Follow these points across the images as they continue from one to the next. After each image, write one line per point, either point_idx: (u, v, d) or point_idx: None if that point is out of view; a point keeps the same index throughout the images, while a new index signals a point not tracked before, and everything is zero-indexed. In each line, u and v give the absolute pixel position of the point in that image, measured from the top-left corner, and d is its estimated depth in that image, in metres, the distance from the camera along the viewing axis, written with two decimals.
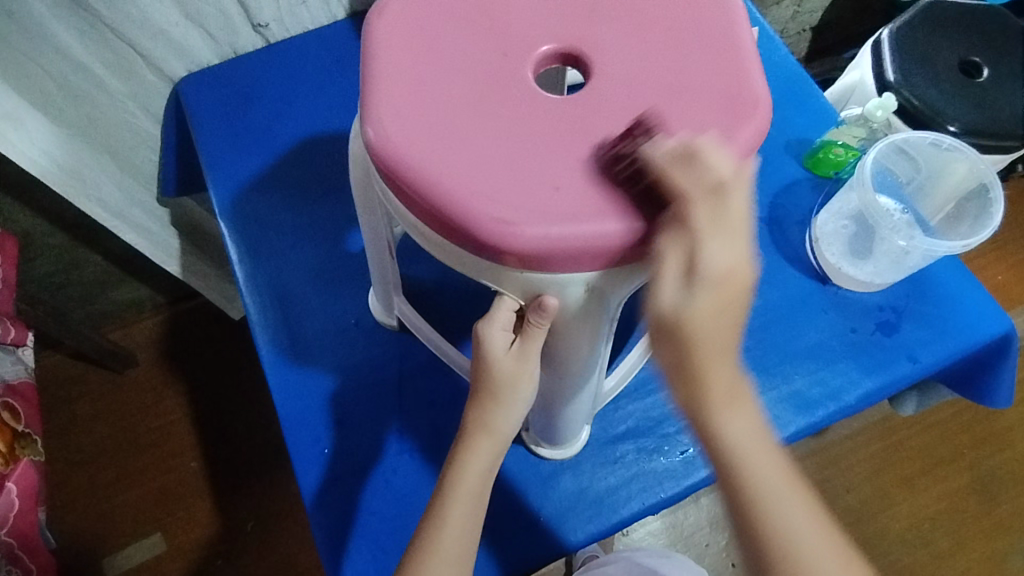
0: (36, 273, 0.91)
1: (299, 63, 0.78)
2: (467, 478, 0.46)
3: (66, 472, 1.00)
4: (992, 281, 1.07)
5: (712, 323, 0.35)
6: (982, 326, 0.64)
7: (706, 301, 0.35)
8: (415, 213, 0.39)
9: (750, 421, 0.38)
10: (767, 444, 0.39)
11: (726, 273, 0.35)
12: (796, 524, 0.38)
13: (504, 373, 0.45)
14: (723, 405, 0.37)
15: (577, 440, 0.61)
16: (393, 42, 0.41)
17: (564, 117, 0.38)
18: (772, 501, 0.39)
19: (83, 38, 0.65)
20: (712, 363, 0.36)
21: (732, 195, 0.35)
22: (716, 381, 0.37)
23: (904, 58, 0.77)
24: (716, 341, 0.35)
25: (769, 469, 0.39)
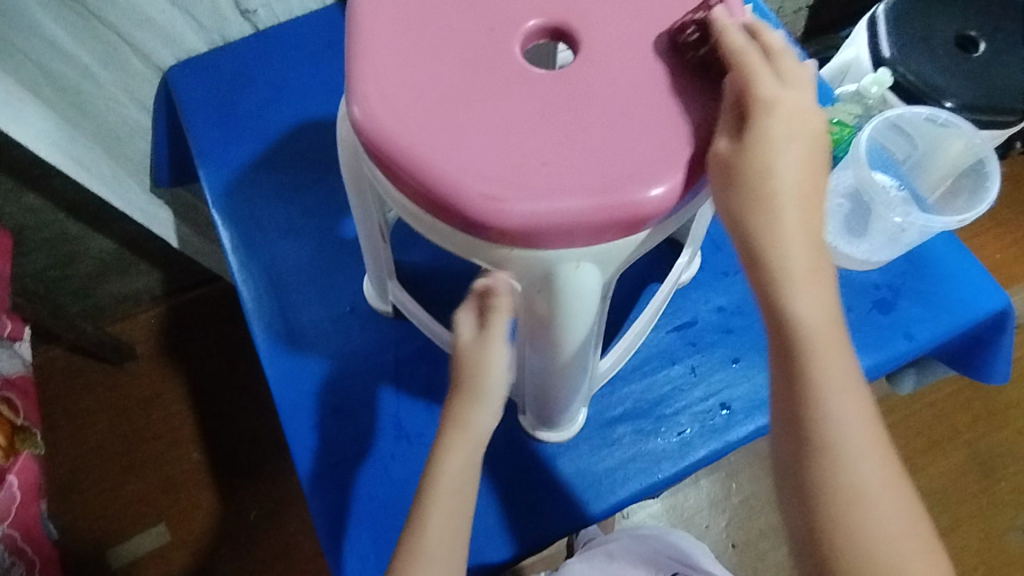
0: (32, 267, 0.91)
1: (289, 48, 0.77)
2: (450, 477, 0.45)
3: (68, 466, 1.00)
4: (991, 258, 1.06)
5: (791, 165, 0.36)
6: (979, 301, 0.64)
7: (786, 136, 0.36)
8: (405, 191, 0.38)
9: (823, 303, 0.37)
10: (835, 334, 0.37)
11: (787, 112, 0.36)
12: (846, 414, 0.37)
13: (468, 359, 0.44)
14: (796, 277, 0.36)
15: (575, 422, 0.61)
16: (378, 21, 0.40)
17: (552, 93, 0.38)
18: (830, 390, 0.37)
19: (71, 28, 0.64)
20: (786, 207, 0.36)
21: (784, 57, 0.38)
22: (793, 234, 0.36)
23: (901, 33, 0.75)
24: (800, 181, 0.36)
25: (834, 355, 0.37)
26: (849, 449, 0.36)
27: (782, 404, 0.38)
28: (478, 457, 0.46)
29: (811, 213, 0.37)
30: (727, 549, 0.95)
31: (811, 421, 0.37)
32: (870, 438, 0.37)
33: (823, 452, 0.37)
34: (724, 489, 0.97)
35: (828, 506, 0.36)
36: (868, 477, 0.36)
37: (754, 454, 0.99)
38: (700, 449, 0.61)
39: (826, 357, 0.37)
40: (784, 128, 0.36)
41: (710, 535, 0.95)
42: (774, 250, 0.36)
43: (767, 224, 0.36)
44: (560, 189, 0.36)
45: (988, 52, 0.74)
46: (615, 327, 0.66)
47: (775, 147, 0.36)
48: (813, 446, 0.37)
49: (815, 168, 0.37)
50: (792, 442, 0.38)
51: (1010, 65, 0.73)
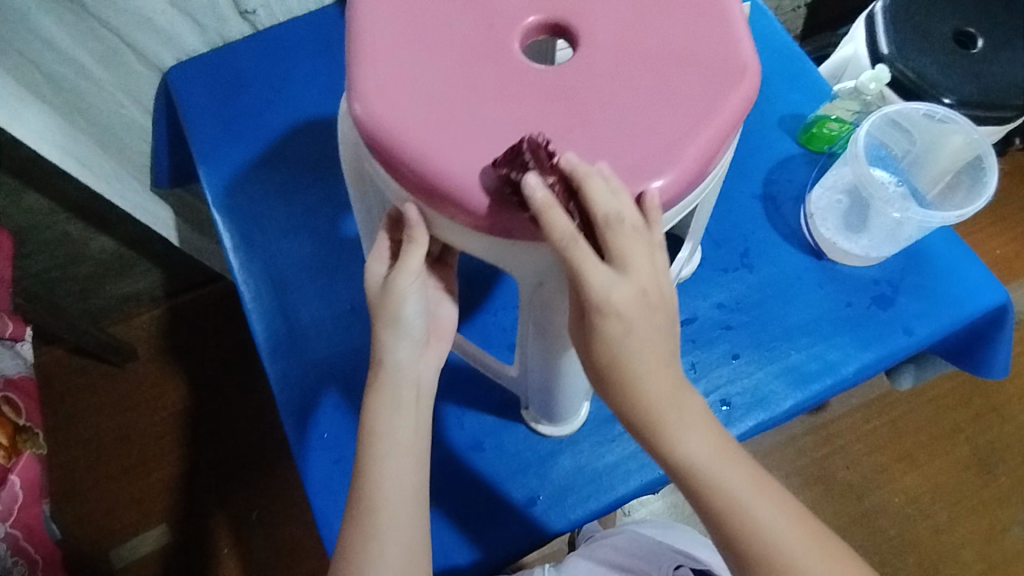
0: (33, 268, 0.91)
1: (289, 48, 0.77)
2: (384, 420, 0.44)
3: (70, 466, 1.00)
4: (991, 254, 1.06)
5: (631, 356, 0.37)
6: (978, 296, 0.64)
7: (617, 333, 0.36)
8: (406, 184, 0.38)
9: (703, 439, 0.40)
10: (727, 454, 0.41)
11: (621, 309, 0.36)
12: (765, 515, 0.41)
13: (376, 290, 0.44)
14: (671, 428, 0.39)
15: (578, 416, 0.61)
16: (377, 21, 0.40)
17: (553, 87, 0.38)
18: (747, 503, 0.41)
19: (70, 29, 0.64)
20: (643, 382, 0.38)
21: (616, 232, 0.35)
22: (658, 408, 0.38)
23: (900, 30, 0.75)
24: (644, 355, 0.37)
25: (732, 474, 0.41)
26: (776, 551, 0.40)
27: (715, 533, 0.42)
28: (410, 401, 0.45)
29: (666, 374, 0.38)
30: None
31: (739, 537, 0.41)
32: (798, 532, 0.41)
33: (758, 560, 0.40)
34: None
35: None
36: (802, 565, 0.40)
37: (755, 452, 0.99)
38: None
39: (725, 480, 0.41)
40: (614, 327, 0.36)
41: None
42: (646, 423, 0.39)
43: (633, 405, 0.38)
44: None
45: (986, 48, 0.74)
46: None
47: (613, 342, 0.36)
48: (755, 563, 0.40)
49: (659, 342, 0.37)
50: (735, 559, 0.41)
51: (1009, 60, 0.73)
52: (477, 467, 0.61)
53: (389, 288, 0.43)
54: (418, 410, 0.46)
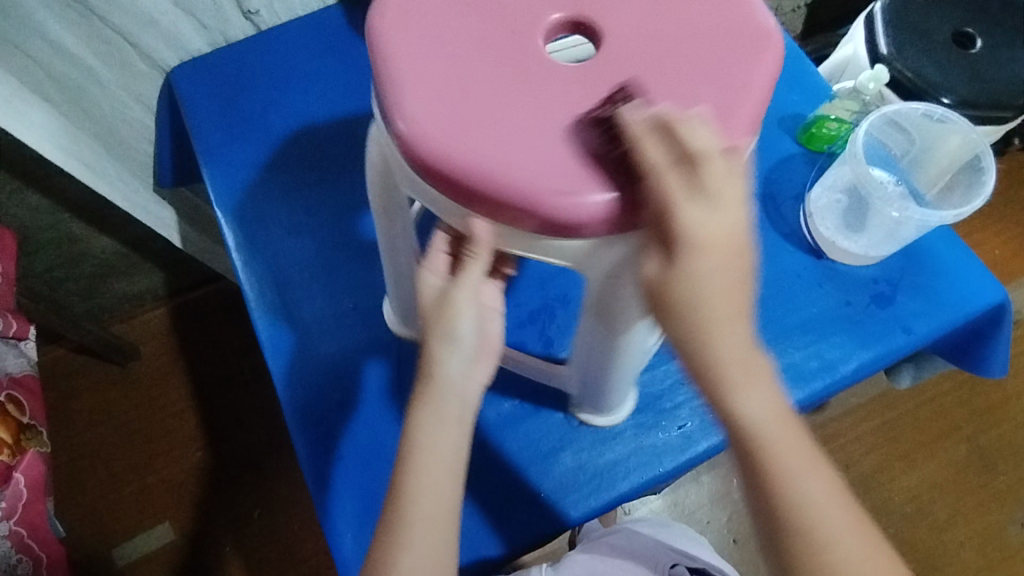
0: (36, 268, 0.92)
1: (292, 48, 0.78)
2: (426, 434, 0.42)
3: (72, 465, 1.01)
4: (990, 254, 1.07)
5: (713, 297, 0.34)
6: (977, 295, 0.65)
7: (703, 267, 0.34)
8: (472, 205, 0.39)
9: (769, 399, 0.36)
10: (787, 422, 0.37)
11: (707, 243, 0.34)
12: (812, 491, 0.37)
13: (431, 298, 0.43)
14: (733, 383, 0.35)
15: (623, 408, 0.62)
16: (403, 38, 0.41)
17: (589, 83, 0.39)
18: (794, 476, 0.37)
19: (74, 29, 0.64)
20: (713, 331, 0.35)
21: (709, 164, 0.34)
22: (729, 356, 0.35)
23: (899, 30, 0.75)
24: (720, 300, 0.34)
25: (788, 441, 0.37)
26: (818, 529, 0.37)
27: (753, 501, 0.39)
28: (454, 417, 0.42)
29: (738, 328, 0.35)
30: (728, 545, 0.95)
31: (780, 509, 0.37)
32: (841, 517, 0.37)
33: (797, 535, 0.37)
34: (725, 485, 0.98)
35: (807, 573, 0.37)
36: (841, 545, 0.37)
37: None
38: (702, 442, 0.61)
39: (779, 446, 0.37)
40: (704, 260, 0.33)
41: (712, 531, 0.96)
42: (712, 372, 0.35)
43: (704, 351, 0.35)
44: (621, 171, 0.37)
45: (985, 49, 0.74)
46: None
47: (694, 281, 0.34)
48: (789, 538, 0.37)
49: (743, 285, 0.34)
50: (765, 531, 0.39)
51: (1008, 60, 0.74)
52: (479, 465, 0.61)
53: (447, 300, 0.42)
54: (462, 427, 0.42)
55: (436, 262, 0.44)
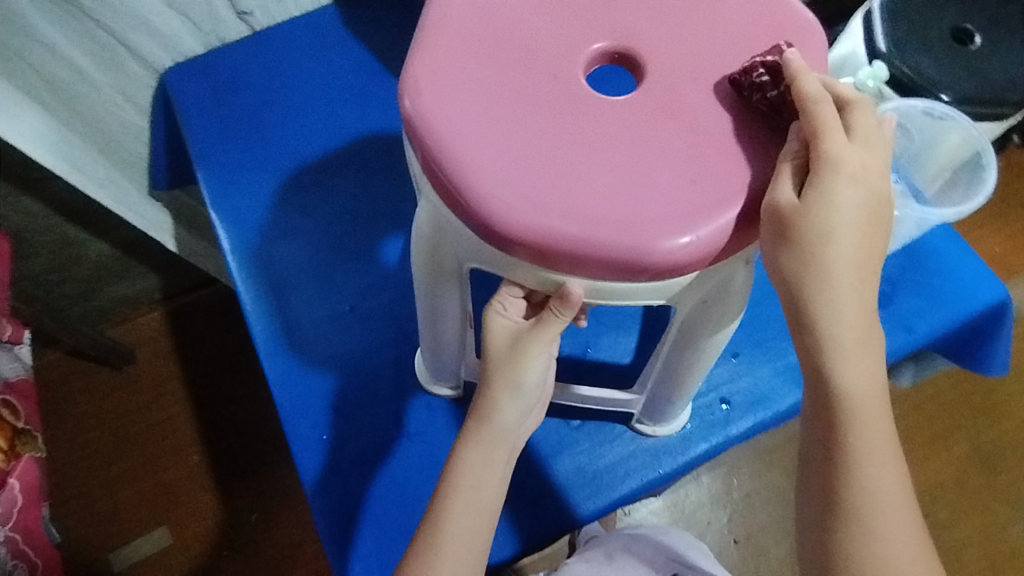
0: (31, 271, 0.91)
1: (286, 50, 0.78)
2: (471, 472, 0.44)
3: (69, 470, 1.00)
4: (989, 252, 1.06)
5: (849, 229, 0.34)
6: (979, 293, 0.64)
7: (846, 196, 0.34)
8: (576, 273, 0.36)
9: (869, 366, 0.36)
10: (879, 399, 0.37)
11: (854, 169, 0.34)
12: (880, 475, 0.37)
13: (497, 345, 0.44)
14: (848, 339, 0.35)
15: (679, 419, 0.60)
16: (445, 96, 0.37)
17: (652, 116, 0.37)
18: (869, 458, 0.37)
19: (66, 30, 0.64)
20: (841, 272, 0.34)
21: (858, 113, 0.36)
22: (852, 293, 0.35)
23: (897, 27, 0.73)
24: (861, 237, 0.34)
25: (875, 415, 0.37)
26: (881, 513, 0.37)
27: (818, 471, 0.38)
28: (500, 459, 0.45)
29: (869, 276, 0.35)
30: (729, 546, 0.95)
31: (847, 484, 0.37)
32: (903, 513, 0.37)
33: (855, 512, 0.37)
34: (725, 486, 0.97)
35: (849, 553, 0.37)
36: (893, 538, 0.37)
37: (755, 451, 0.99)
38: (701, 443, 0.61)
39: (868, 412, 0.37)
40: (848, 187, 0.34)
41: (712, 532, 0.95)
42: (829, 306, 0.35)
43: (827, 282, 0.34)
44: (718, 204, 0.35)
45: (985, 45, 0.72)
46: (614, 323, 0.66)
47: (834, 207, 0.34)
48: (850, 514, 0.37)
49: (876, 230, 0.35)
50: (821, 505, 0.38)
51: (1009, 57, 0.72)
52: None
53: (518, 350, 0.43)
54: (506, 468, 0.45)
55: (509, 304, 0.44)
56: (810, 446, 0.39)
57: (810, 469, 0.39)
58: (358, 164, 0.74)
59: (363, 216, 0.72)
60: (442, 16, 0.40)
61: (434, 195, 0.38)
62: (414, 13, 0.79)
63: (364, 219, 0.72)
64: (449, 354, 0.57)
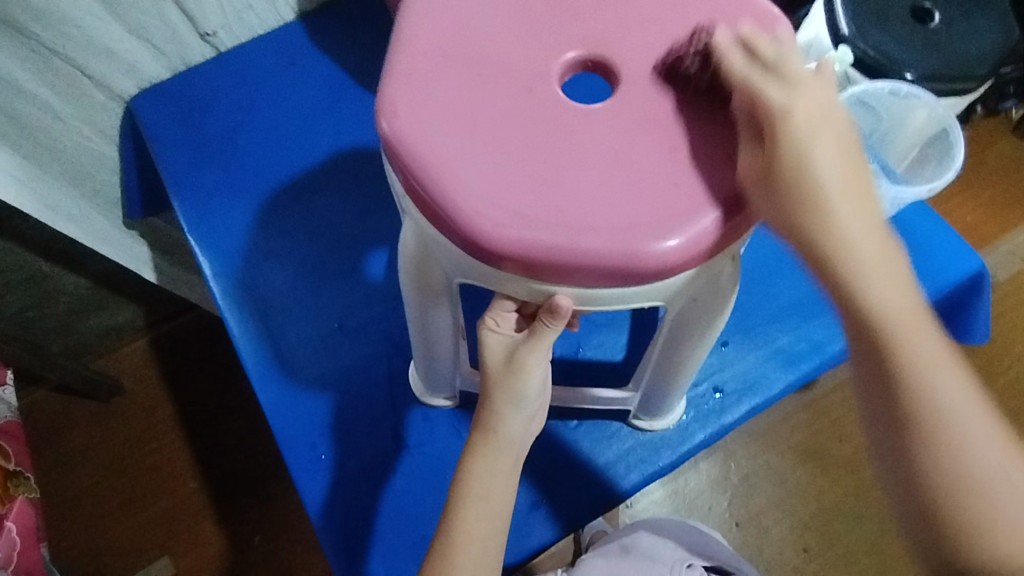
0: (10, 309, 0.89)
1: (253, 68, 0.77)
2: (478, 482, 0.44)
3: (64, 507, 0.99)
4: (961, 222, 1.09)
5: (832, 166, 0.34)
6: (954, 266, 0.66)
7: (812, 137, 0.35)
8: (566, 283, 0.37)
9: (905, 289, 0.35)
10: (926, 321, 0.35)
11: (803, 113, 0.35)
12: (949, 393, 0.34)
13: (495, 362, 0.44)
14: (864, 268, 0.34)
15: (676, 411, 0.61)
16: (424, 114, 0.37)
17: (635, 121, 0.38)
18: (938, 380, 0.34)
19: (29, 66, 0.62)
20: (836, 207, 0.34)
21: (793, 67, 0.37)
22: (854, 222, 0.34)
23: (859, 10, 0.73)
24: (834, 168, 0.34)
25: (924, 336, 0.34)
26: (963, 449, 0.34)
27: (882, 400, 0.35)
28: (508, 466, 0.45)
29: (866, 209, 0.34)
30: (731, 528, 0.96)
31: (917, 410, 0.34)
32: (984, 426, 0.34)
33: (932, 457, 0.34)
34: (724, 470, 0.99)
35: (943, 492, 0.34)
36: (980, 455, 0.34)
37: (750, 433, 1.00)
38: (697, 434, 0.61)
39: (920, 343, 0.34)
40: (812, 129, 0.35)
41: (714, 516, 0.97)
42: (837, 247, 0.34)
43: (823, 222, 0.34)
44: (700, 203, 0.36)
45: (943, 22, 0.73)
46: (605, 323, 0.67)
47: (798, 146, 0.35)
48: (929, 441, 0.34)
49: (856, 168, 0.35)
50: (900, 433, 0.35)
51: (966, 33, 0.73)
52: None
53: (515, 365, 0.43)
54: (515, 475, 0.46)
55: (502, 319, 0.44)
56: (873, 385, 0.35)
57: (881, 405, 0.35)
58: (336, 180, 0.74)
59: (344, 231, 0.72)
60: (414, 32, 0.40)
61: (420, 215, 0.38)
62: (380, 24, 0.79)
63: (346, 234, 0.72)
64: (444, 365, 0.57)
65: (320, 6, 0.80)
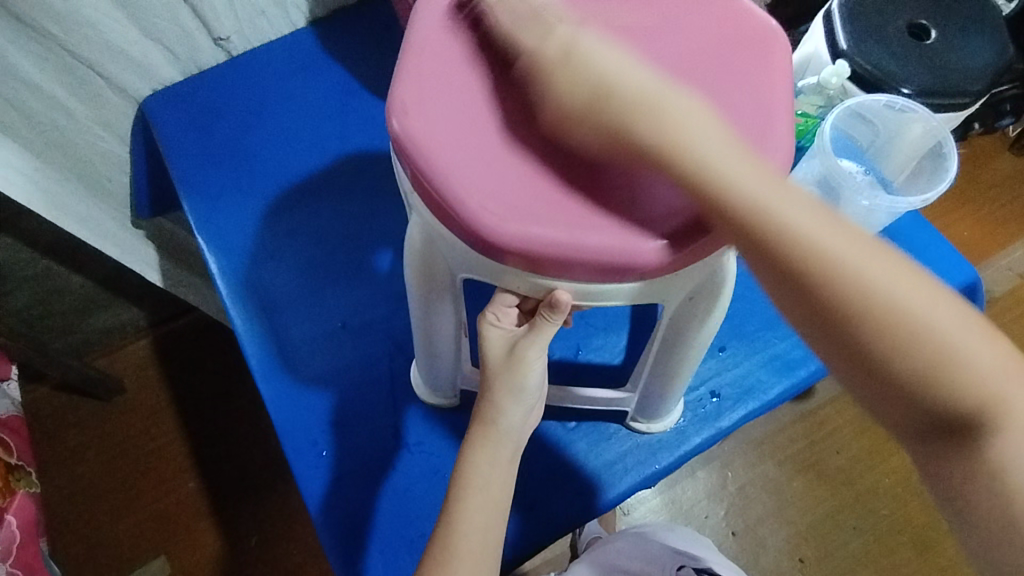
0: (16, 305, 0.90)
1: (265, 73, 0.79)
2: (478, 473, 0.45)
3: (64, 504, 0.99)
4: (958, 237, 1.10)
5: (634, 81, 0.35)
6: (948, 277, 0.68)
7: (605, 65, 0.36)
8: (567, 278, 0.38)
9: (754, 171, 0.33)
10: (792, 193, 0.33)
11: (582, 46, 0.37)
12: (852, 257, 0.32)
13: (496, 356, 0.45)
14: (711, 163, 0.33)
15: (673, 414, 0.62)
16: (433, 114, 0.39)
17: None
18: (836, 250, 0.32)
19: (46, 66, 0.64)
20: (656, 112, 0.34)
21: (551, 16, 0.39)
22: (682, 124, 0.34)
23: (858, 26, 0.74)
24: (633, 84, 0.35)
25: (801, 214, 0.32)
26: (904, 313, 0.31)
27: (802, 304, 0.33)
28: (507, 457, 0.46)
29: (683, 109, 0.34)
30: (727, 538, 0.96)
31: (832, 293, 0.32)
32: (903, 276, 0.32)
33: (880, 339, 0.31)
34: (720, 478, 0.99)
35: (921, 370, 0.31)
36: (928, 310, 0.31)
37: (747, 443, 1.01)
38: (694, 437, 0.62)
39: (820, 237, 0.32)
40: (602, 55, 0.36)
41: (711, 525, 0.97)
42: (680, 153, 0.34)
43: (656, 130, 0.34)
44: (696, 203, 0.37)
45: (940, 39, 0.75)
46: (604, 327, 0.68)
47: (596, 73, 0.36)
48: (857, 316, 0.31)
49: (656, 77, 0.36)
50: (837, 328, 0.32)
51: (963, 50, 0.75)
52: None
53: (516, 358, 0.44)
54: (514, 467, 0.47)
55: (502, 314, 0.45)
56: (788, 300, 0.33)
57: (809, 313, 0.33)
58: (343, 183, 0.75)
59: (350, 232, 0.73)
60: (426, 37, 0.42)
61: (427, 211, 0.39)
62: (389, 31, 0.81)
63: (352, 236, 0.73)
64: (446, 364, 0.58)
65: (331, 13, 0.82)
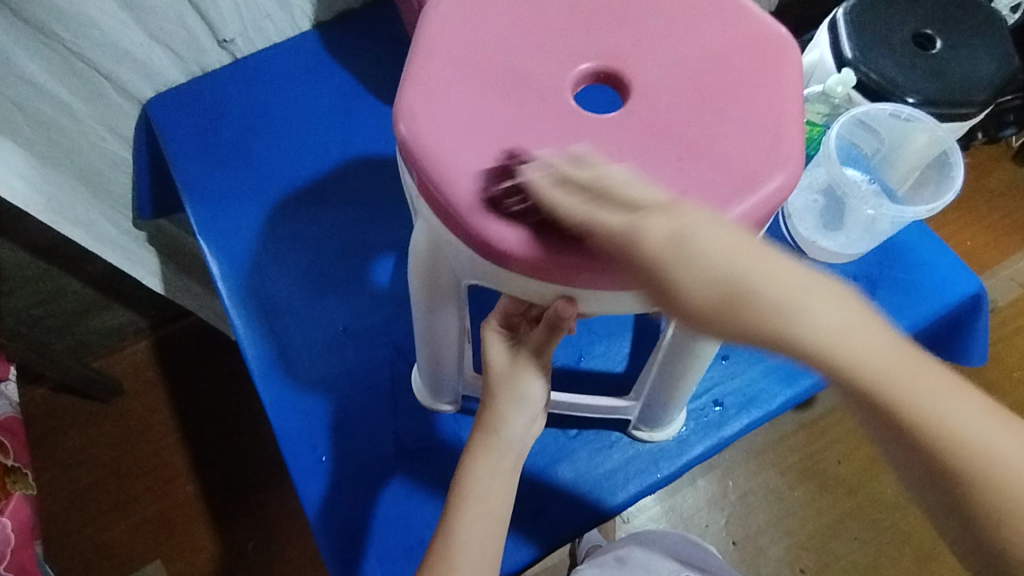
0: (15, 306, 0.90)
1: (269, 75, 0.79)
2: (479, 482, 0.45)
3: (60, 506, 0.99)
4: (961, 247, 1.10)
5: (762, 265, 0.29)
6: (955, 288, 0.67)
7: (721, 250, 0.30)
8: (572, 286, 0.38)
9: (893, 352, 0.29)
10: (922, 363, 0.30)
11: (677, 214, 0.31)
12: (982, 433, 0.29)
13: (499, 364, 0.45)
14: (859, 355, 0.29)
15: (676, 423, 0.62)
16: (441, 119, 0.38)
17: (643, 132, 0.39)
18: (971, 432, 0.29)
19: (49, 66, 0.64)
20: (799, 305, 0.29)
21: (614, 177, 0.34)
22: (830, 318, 0.29)
23: (863, 35, 0.74)
24: (759, 262, 0.29)
25: (938, 396, 0.29)
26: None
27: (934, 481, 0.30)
28: (510, 466, 0.46)
29: (822, 296, 0.29)
30: (728, 547, 0.95)
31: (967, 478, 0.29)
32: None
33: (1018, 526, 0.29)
34: (721, 487, 0.99)
35: None
36: None
37: (748, 451, 1.00)
38: (696, 446, 0.62)
39: (945, 408, 0.29)
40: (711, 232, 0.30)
41: (711, 534, 0.96)
42: (831, 356, 0.29)
43: (804, 322, 0.29)
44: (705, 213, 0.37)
45: (945, 49, 0.75)
46: (607, 335, 0.67)
47: (717, 258, 0.29)
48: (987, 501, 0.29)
49: (780, 253, 0.30)
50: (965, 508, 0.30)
51: (968, 60, 0.75)
52: None
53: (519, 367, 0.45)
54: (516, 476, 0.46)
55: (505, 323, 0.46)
56: (917, 472, 0.31)
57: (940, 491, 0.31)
58: (347, 187, 0.75)
59: (352, 236, 0.73)
60: (434, 41, 0.41)
61: (433, 216, 0.39)
62: (394, 36, 0.81)
63: (355, 240, 0.73)
64: (448, 369, 0.57)
65: (336, 17, 0.82)
